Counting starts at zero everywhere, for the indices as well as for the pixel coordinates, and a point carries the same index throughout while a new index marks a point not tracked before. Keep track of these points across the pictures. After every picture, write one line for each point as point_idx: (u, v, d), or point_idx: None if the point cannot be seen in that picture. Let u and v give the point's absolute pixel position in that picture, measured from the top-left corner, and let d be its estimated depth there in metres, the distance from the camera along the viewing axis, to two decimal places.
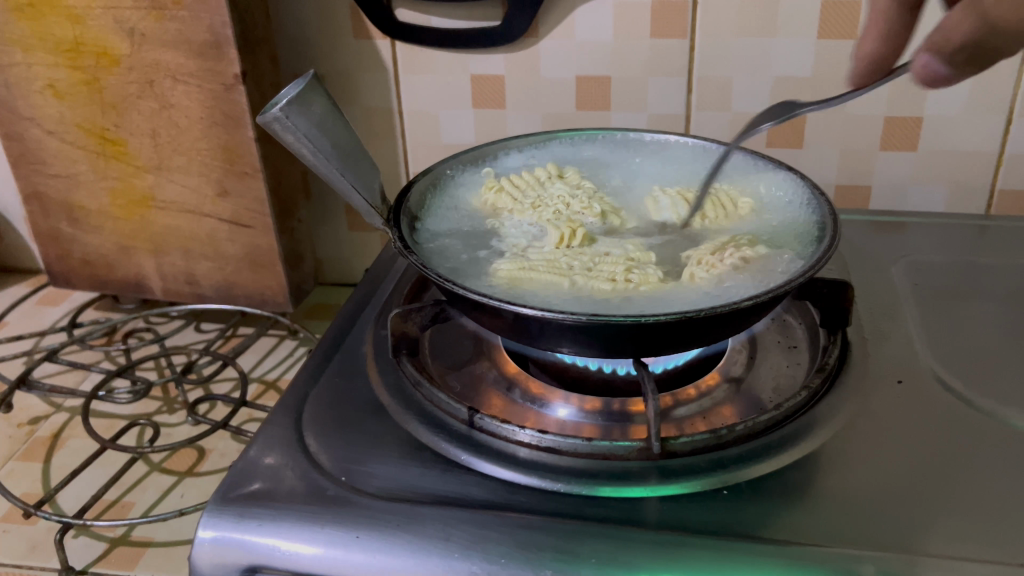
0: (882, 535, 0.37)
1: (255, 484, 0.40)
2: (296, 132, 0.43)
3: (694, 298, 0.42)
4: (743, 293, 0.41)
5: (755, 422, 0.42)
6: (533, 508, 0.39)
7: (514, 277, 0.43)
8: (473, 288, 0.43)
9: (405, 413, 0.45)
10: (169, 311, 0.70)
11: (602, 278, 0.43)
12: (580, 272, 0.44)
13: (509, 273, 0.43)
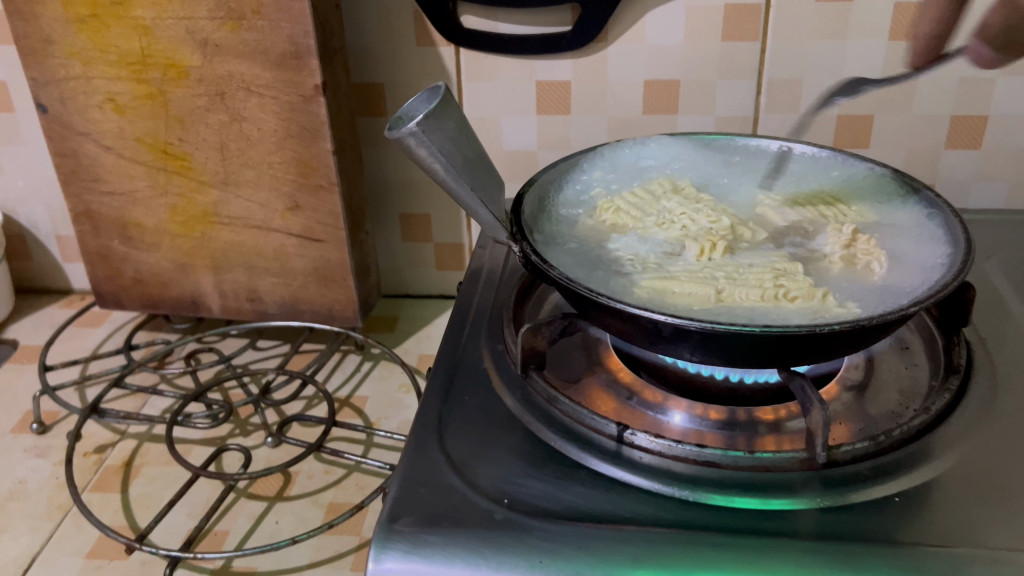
0: (983, 531, 0.38)
1: (418, 513, 0.39)
2: (431, 148, 0.42)
3: (851, 306, 0.42)
4: (897, 298, 0.42)
5: (909, 428, 0.42)
6: (709, 524, 0.38)
7: (658, 289, 0.43)
8: (625, 301, 0.42)
9: (548, 430, 0.44)
10: (230, 330, 0.68)
11: (750, 286, 0.43)
12: (725, 284, 0.43)
13: (658, 287, 0.43)
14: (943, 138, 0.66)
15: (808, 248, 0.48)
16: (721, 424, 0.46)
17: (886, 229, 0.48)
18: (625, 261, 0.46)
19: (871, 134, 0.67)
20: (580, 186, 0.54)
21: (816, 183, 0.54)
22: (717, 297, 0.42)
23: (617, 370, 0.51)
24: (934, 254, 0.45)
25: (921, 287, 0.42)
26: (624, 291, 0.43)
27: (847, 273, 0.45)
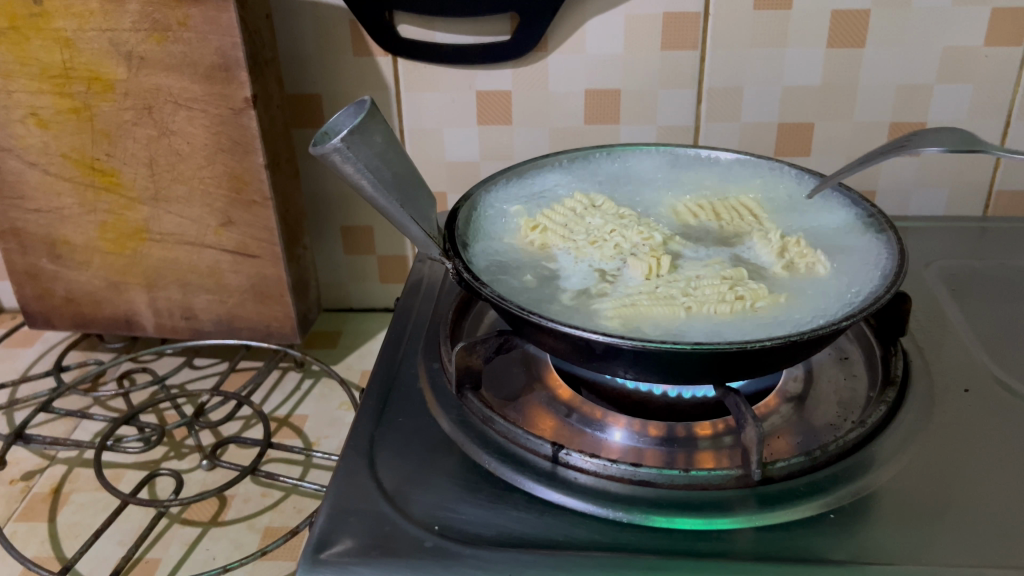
0: (916, 543, 0.37)
1: (345, 542, 0.37)
2: (356, 164, 0.41)
3: (796, 316, 0.41)
4: (832, 307, 0.41)
5: (844, 441, 0.42)
6: (644, 546, 0.38)
7: (626, 313, 0.41)
8: (582, 325, 0.41)
9: (480, 451, 0.43)
10: (165, 349, 0.66)
11: (714, 299, 0.42)
12: (689, 299, 0.42)
13: (620, 312, 0.41)
14: (883, 145, 0.66)
15: (745, 257, 0.47)
16: (660, 440, 0.45)
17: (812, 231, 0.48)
18: (579, 290, 0.44)
19: (812, 142, 0.67)
20: (495, 211, 0.51)
21: (723, 184, 0.55)
22: (687, 313, 0.42)
23: (555, 386, 0.50)
24: (868, 258, 0.44)
25: (870, 283, 0.42)
26: (591, 321, 0.41)
27: (788, 274, 0.45)
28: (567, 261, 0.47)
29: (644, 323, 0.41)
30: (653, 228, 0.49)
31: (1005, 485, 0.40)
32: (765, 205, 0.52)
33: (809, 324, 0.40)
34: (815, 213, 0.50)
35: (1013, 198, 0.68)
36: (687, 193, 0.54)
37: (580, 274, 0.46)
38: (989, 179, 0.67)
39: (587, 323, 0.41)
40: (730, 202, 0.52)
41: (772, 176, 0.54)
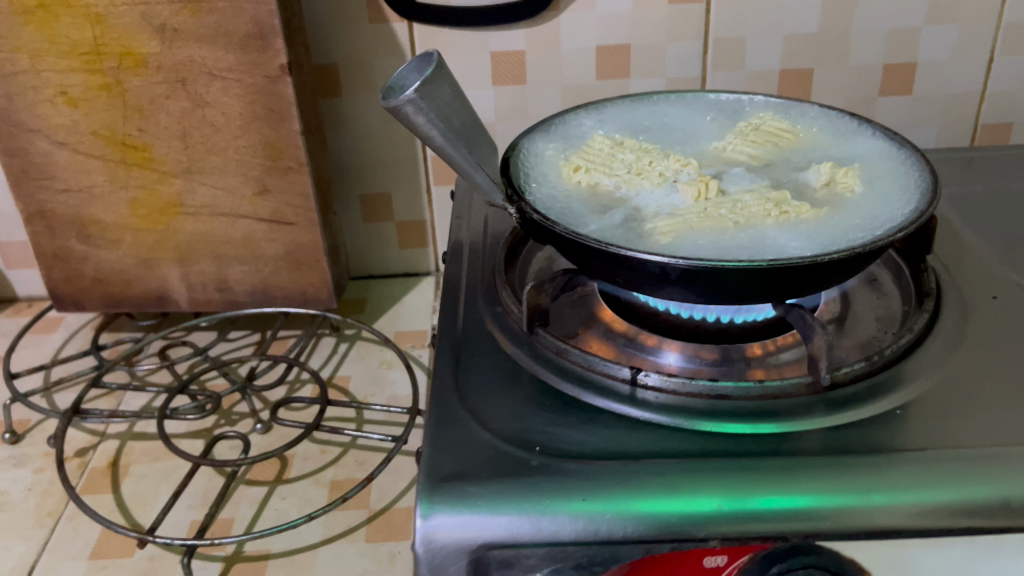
0: (979, 426, 0.41)
1: (455, 467, 0.39)
2: (427, 114, 0.43)
3: (843, 228, 0.43)
4: (875, 220, 0.44)
5: (898, 346, 0.45)
6: (735, 449, 0.40)
7: (683, 233, 0.44)
8: (646, 248, 0.43)
9: (562, 380, 0.45)
10: (200, 321, 0.66)
11: (758, 213, 0.45)
12: (739, 216, 0.45)
13: (679, 232, 0.44)
14: (877, 86, 0.70)
15: (784, 177, 0.49)
16: (717, 361, 0.48)
17: (843, 154, 0.51)
18: (633, 217, 0.46)
19: (812, 87, 0.70)
20: (531, 154, 0.52)
21: (749, 116, 0.57)
22: (738, 228, 0.44)
23: (611, 321, 0.53)
24: (900, 180, 0.47)
25: (910, 203, 0.45)
26: (651, 242, 0.44)
27: (826, 192, 0.47)
28: (615, 193, 0.49)
29: (704, 240, 0.43)
30: (684, 158, 0.51)
31: None
32: (791, 133, 0.54)
33: (863, 235, 0.43)
34: (841, 138, 0.53)
35: (996, 130, 0.73)
36: (711, 130, 0.56)
37: (631, 202, 0.48)
38: (975, 114, 0.72)
39: (649, 245, 0.43)
40: (760, 131, 0.54)
41: (813, 114, 0.56)
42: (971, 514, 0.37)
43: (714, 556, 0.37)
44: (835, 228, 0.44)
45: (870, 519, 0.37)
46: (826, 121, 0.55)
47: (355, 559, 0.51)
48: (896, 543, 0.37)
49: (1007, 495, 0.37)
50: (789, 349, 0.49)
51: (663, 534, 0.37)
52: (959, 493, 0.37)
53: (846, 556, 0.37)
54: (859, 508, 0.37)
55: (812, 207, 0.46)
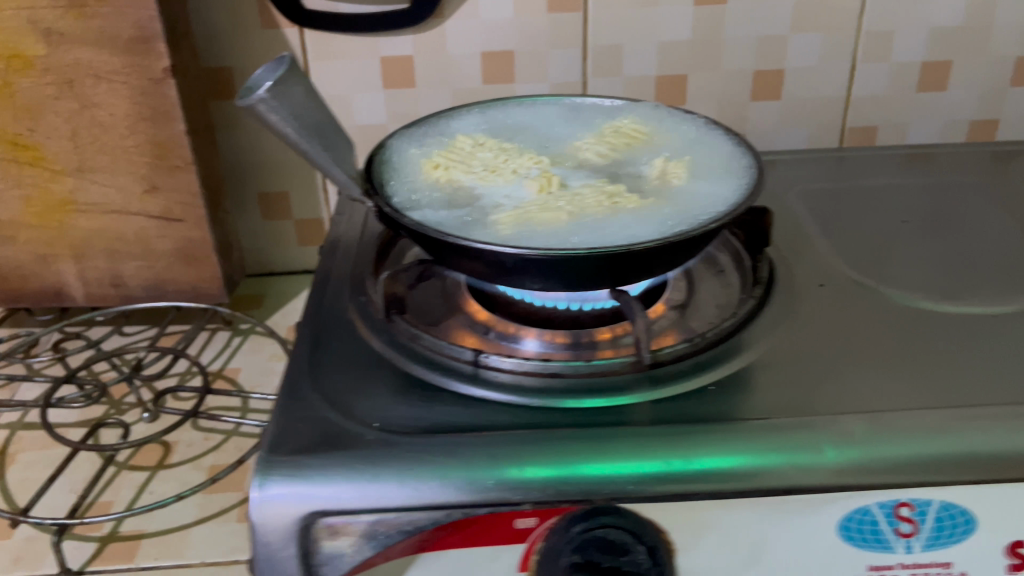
0: (784, 396, 0.45)
1: (295, 442, 0.42)
2: (279, 113, 0.45)
3: (665, 218, 0.47)
4: (696, 212, 0.47)
5: (721, 329, 0.49)
6: (559, 421, 0.44)
7: (520, 223, 0.47)
8: (485, 237, 0.46)
9: (410, 362, 0.48)
10: (96, 314, 0.68)
11: (591, 203, 0.48)
12: (573, 207, 0.48)
13: (516, 222, 0.47)
14: (749, 92, 0.74)
15: (623, 172, 0.53)
16: (568, 345, 0.52)
17: (682, 152, 0.54)
18: (480, 209, 0.49)
19: (687, 91, 0.74)
20: (395, 152, 0.55)
21: (606, 119, 0.60)
22: (571, 218, 0.47)
23: (472, 311, 0.56)
24: (726, 176, 0.51)
25: (731, 196, 0.48)
26: (491, 232, 0.47)
27: (657, 185, 0.51)
28: (468, 187, 0.52)
29: (539, 229, 0.47)
30: (537, 156, 0.55)
31: (853, 349, 0.49)
32: (640, 133, 0.57)
33: (682, 225, 0.46)
34: (684, 138, 0.56)
35: (863, 133, 0.78)
36: (570, 132, 0.59)
37: (481, 196, 0.51)
38: (842, 118, 0.76)
39: (489, 235, 0.46)
40: (612, 133, 0.57)
41: (665, 116, 0.59)
42: (764, 477, 0.40)
43: (524, 518, 0.40)
44: (658, 218, 0.47)
45: (674, 482, 0.40)
46: (672, 120, 0.58)
47: (226, 537, 0.53)
48: (693, 505, 0.40)
49: (797, 461, 0.40)
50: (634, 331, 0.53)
51: (482, 500, 0.40)
52: (757, 458, 0.40)
53: (648, 518, 0.40)
54: (666, 474, 0.40)
55: (642, 199, 0.49)
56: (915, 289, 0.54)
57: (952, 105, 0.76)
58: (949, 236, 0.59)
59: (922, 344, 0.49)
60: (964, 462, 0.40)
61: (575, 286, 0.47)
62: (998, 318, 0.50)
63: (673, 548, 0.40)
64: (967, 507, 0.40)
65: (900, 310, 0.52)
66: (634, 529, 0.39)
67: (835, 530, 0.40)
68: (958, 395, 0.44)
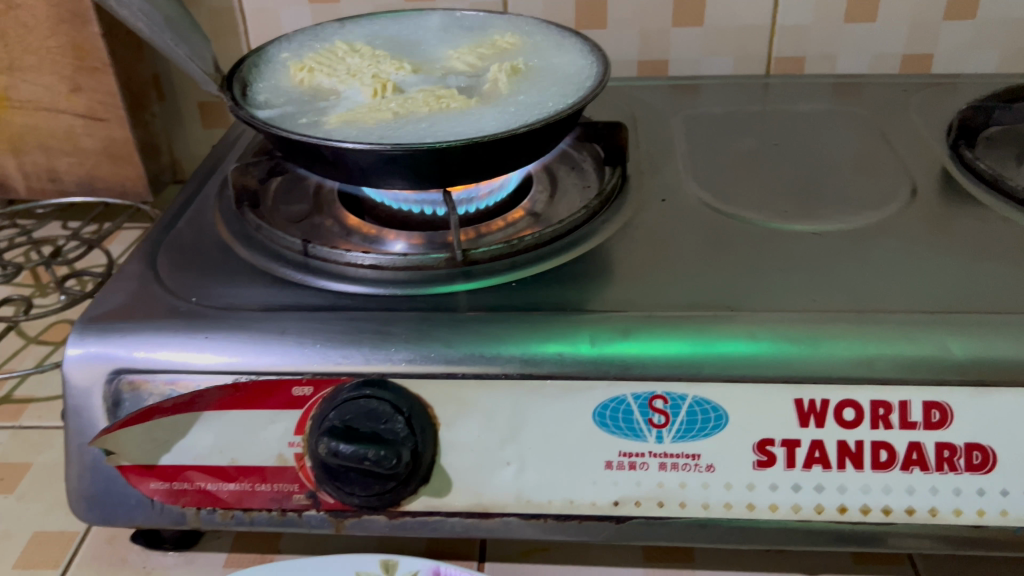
0: (578, 296, 0.47)
1: (113, 308, 0.46)
2: (129, 7, 0.50)
3: (478, 123, 0.50)
4: (513, 119, 0.50)
5: (541, 236, 0.51)
6: (362, 305, 0.47)
7: (344, 122, 0.51)
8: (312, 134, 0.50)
9: (249, 250, 0.52)
10: (34, 206, 0.74)
11: (417, 105, 0.52)
12: (399, 110, 0.52)
13: (340, 121, 0.51)
14: (669, 17, 0.75)
15: (469, 80, 0.56)
16: (425, 246, 0.54)
17: (536, 63, 0.57)
18: (321, 109, 0.53)
19: (608, 15, 0.75)
20: (271, 55, 0.58)
21: (485, 29, 0.62)
22: (393, 119, 0.51)
23: (338, 212, 0.59)
24: (562, 89, 0.53)
25: (555, 106, 0.51)
26: (317, 129, 0.51)
27: (493, 93, 0.53)
28: (322, 90, 0.55)
29: (360, 128, 0.50)
30: (402, 63, 0.57)
31: (665, 257, 0.51)
32: (508, 43, 0.59)
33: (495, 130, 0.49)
34: (547, 50, 0.58)
35: (789, 63, 0.77)
36: (447, 41, 0.62)
37: (330, 98, 0.54)
38: (767, 47, 0.76)
39: (316, 133, 0.50)
40: (483, 44, 0.60)
41: (540, 29, 0.61)
42: (527, 363, 0.42)
43: (301, 386, 0.43)
44: (474, 122, 0.50)
45: (443, 361, 0.43)
46: (544, 25, 0.61)
47: None
48: (457, 384, 0.43)
49: (561, 349, 0.43)
50: (491, 234, 0.54)
51: (266, 367, 0.43)
52: (516, 346, 0.43)
53: (414, 392, 0.43)
54: (434, 355, 0.43)
55: (468, 105, 0.52)
56: (756, 209, 0.55)
57: (881, 38, 0.75)
58: (814, 163, 0.60)
59: (735, 257, 0.50)
60: (719, 360, 0.42)
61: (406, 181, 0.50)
62: (818, 236, 0.52)
63: (438, 422, 0.43)
64: (719, 403, 0.42)
65: (731, 226, 0.53)
66: (395, 401, 0.42)
67: (589, 415, 0.42)
68: (742, 301, 0.46)
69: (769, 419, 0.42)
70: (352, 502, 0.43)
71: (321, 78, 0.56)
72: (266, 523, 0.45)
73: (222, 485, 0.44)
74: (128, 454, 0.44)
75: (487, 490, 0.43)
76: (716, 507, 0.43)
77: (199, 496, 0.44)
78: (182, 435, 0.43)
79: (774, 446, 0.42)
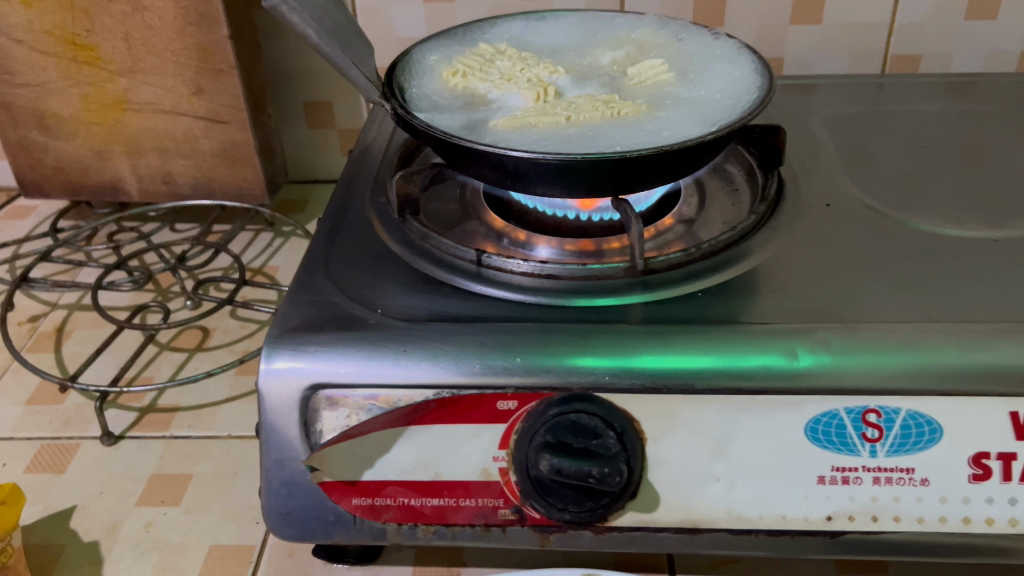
0: (770, 304, 0.46)
1: (302, 321, 0.45)
2: (300, 14, 0.48)
3: (653, 129, 0.49)
4: (688, 125, 0.49)
5: (718, 241, 0.51)
6: (551, 318, 0.46)
7: (516, 125, 0.50)
8: (488, 141, 0.49)
9: (418, 258, 0.51)
10: (148, 210, 0.73)
11: (588, 109, 0.51)
12: (571, 113, 0.51)
13: (512, 125, 0.50)
14: (789, 15, 0.74)
15: (624, 84, 0.55)
16: (578, 253, 0.53)
17: (689, 65, 0.56)
18: (484, 113, 0.52)
19: (725, 13, 0.74)
20: (418, 59, 0.57)
21: (622, 30, 0.62)
22: (569, 122, 0.50)
23: (489, 219, 0.58)
24: (726, 89, 0.53)
25: (729, 111, 0.50)
26: (489, 135, 0.50)
27: (654, 99, 0.53)
28: (477, 92, 0.54)
29: (535, 133, 0.49)
30: (552, 66, 0.57)
31: (847, 262, 0.50)
32: (652, 47, 0.59)
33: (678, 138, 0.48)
34: (696, 50, 0.58)
35: (906, 60, 0.77)
36: (587, 44, 0.61)
37: (490, 101, 0.53)
38: (884, 44, 0.76)
39: (492, 138, 0.49)
40: (624, 50, 0.59)
41: (681, 29, 0.60)
42: (734, 379, 0.42)
43: (506, 400, 0.42)
44: (648, 128, 0.50)
45: (648, 377, 0.42)
46: (678, 22, 0.61)
47: (251, 414, 0.58)
48: (666, 399, 0.42)
49: (771, 364, 0.42)
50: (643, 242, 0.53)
51: (469, 381, 0.42)
52: (726, 361, 0.42)
53: (622, 408, 0.42)
54: (642, 369, 0.42)
55: (637, 109, 0.52)
56: (923, 214, 0.54)
57: (1002, 34, 0.74)
58: (967, 166, 0.59)
59: (914, 264, 0.50)
60: (934, 374, 0.41)
61: (575, 191, 0.48)
62: (995, 242, 0.51)
63: (644, 438, 0.42)
64: (933, 417, 0.41)
65: (902, 231, 0.53)
66: (606, 415, 0.41)
67: (802, 430, 0.42)
68: (942, 311, 0.45)
69: (988, 433, 0.41)
70: (561, 518, 0.42)
71: (472, 81, 0.55)
72: (469, 537, 0.45)
73: (427, 501, 0.44)
74: (331, 470, 0.43)
75: (696, 506, 0.43)
76: (931, 521, 0.42)
77: (402, 512, 0.44)
78: (387, 450, 0.43)
79: (990, 460, 0.41)
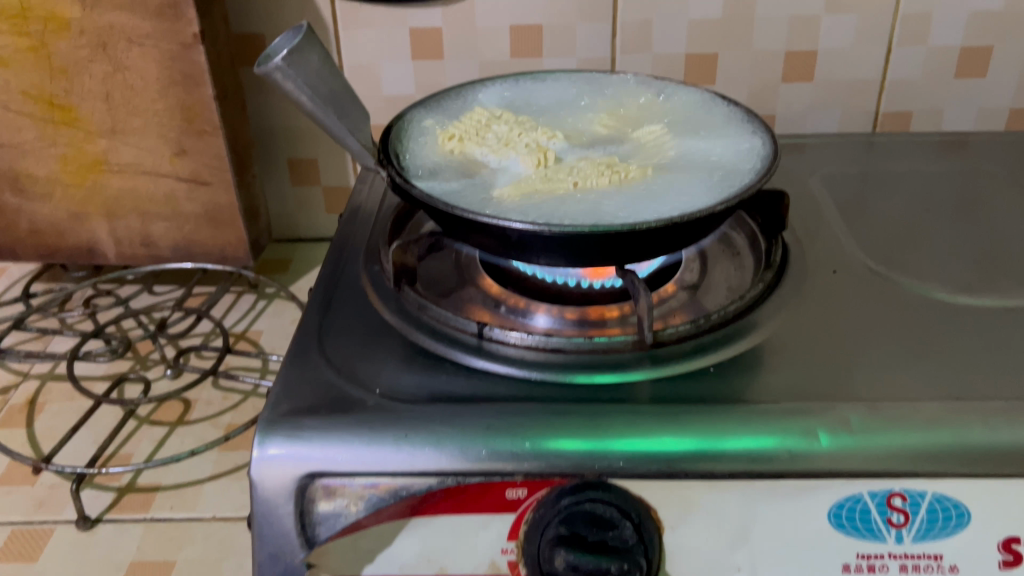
0: (785, 380, 0.45)
1: (296, 403, 0.43)
2: (295, 81, 0.46)
3: (660, 195, 0.48)
4: (696, 191, 0.48)
5: (726, 312, 0.49)
6: (560, 396, 0.44)
7: (519, 192, 0.49)
8: (492, 209, 0.47)
9: (416, 331, 0.49)
10: (126, 273, 0.71)
11: (593, 175, 0.50)
12: (575, 180, 0.50)
13: (515, 193, 0.48)
14: (781, 72, 0.73)
15: (625, 149, 0.54)
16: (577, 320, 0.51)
17: (689, 129, 0.55)
18: (484, 180, 0.51)
19: (717, 71, 0.73)
20: (411, 125, 0.56)
21: (619, 92, 0.61)
22: (574, 189, 0.49)
23: (486, 285, 0.56)
24: (731, 154, 0.52)
25: (736, 176, 0.49)
26: (492, 203, 0.48)
27: (657, 163, 0.52)
28: (475, 158, 0.53)
29: (539, 202, 0.48)
30: (549, 130, 0.56)
31: (859, 332, 0.49)
32: (650, 110, 0.58)
33: (687, 206, 0.47)
34: (696, 113, 0.57)
35: (896, 118, 0.76)
36: (584, 106, 0.60)
37: (489, 167, 0.52)
38: (875, 101, 0.75)
39: (496, 207, 0.48)
40: (623, 112, 0.58)
41: (680, 91, 0.60)
42: (757, 462, 0.40)
43: (515, 488, 0.40)
44: (655, 194, 0.48)
45: (664, 461, 0.40)
46: (676, 84, 0.60)
47: (237, 493, 0.55)
48: (684, 485, 0.40)
49: (792, 446, 0.40)
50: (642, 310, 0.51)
51: (475, 468, 0.40)
52: (749, 442, 0.40)
53: (637, 495, 0.40)
54: (657, 453, 0.40)
55: (641, 175, 0.50)
56: (931, 279, 0.53)
57: (991, 91, 0.74)
58: (970, 229, 0.58)
59: (927, 333, 0.48)
60: (961, 455, 0.40)
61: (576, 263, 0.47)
62: (1006, 309, 0.50)
63: (661, 526, 0.40)
64: (961, 500, 0.39)
65: (911, 298, 0.51)
66: (622, 504, 0.40)
67: (826, 517, 0.40)
68: (961, 385, 0.44)
69: (1017, 516, 0.40)
70: None
71: (469, 146, 0.54)
72: None
73: None
74: (329, 565, 0.42)
75: None
76: None
77: None
78: (388, 544, 0.41)
79: (1020, 545, 0.40)
